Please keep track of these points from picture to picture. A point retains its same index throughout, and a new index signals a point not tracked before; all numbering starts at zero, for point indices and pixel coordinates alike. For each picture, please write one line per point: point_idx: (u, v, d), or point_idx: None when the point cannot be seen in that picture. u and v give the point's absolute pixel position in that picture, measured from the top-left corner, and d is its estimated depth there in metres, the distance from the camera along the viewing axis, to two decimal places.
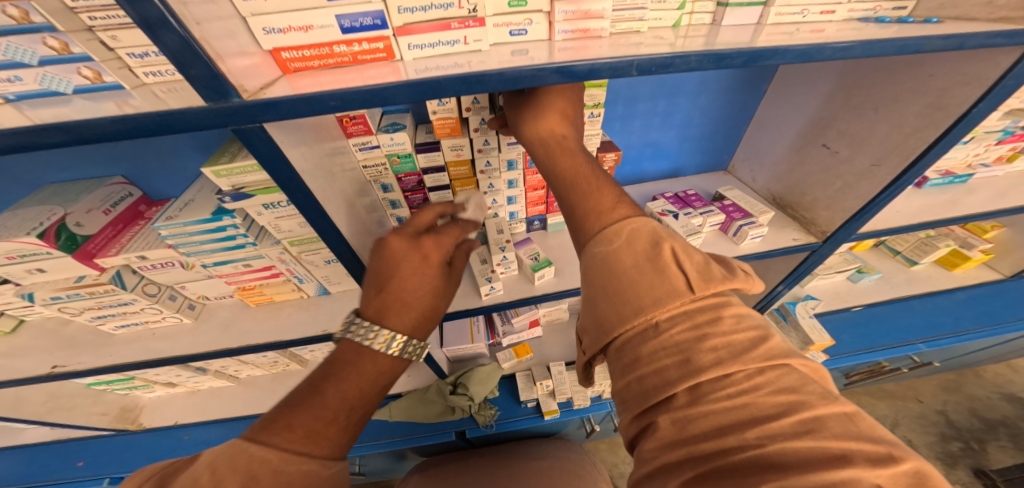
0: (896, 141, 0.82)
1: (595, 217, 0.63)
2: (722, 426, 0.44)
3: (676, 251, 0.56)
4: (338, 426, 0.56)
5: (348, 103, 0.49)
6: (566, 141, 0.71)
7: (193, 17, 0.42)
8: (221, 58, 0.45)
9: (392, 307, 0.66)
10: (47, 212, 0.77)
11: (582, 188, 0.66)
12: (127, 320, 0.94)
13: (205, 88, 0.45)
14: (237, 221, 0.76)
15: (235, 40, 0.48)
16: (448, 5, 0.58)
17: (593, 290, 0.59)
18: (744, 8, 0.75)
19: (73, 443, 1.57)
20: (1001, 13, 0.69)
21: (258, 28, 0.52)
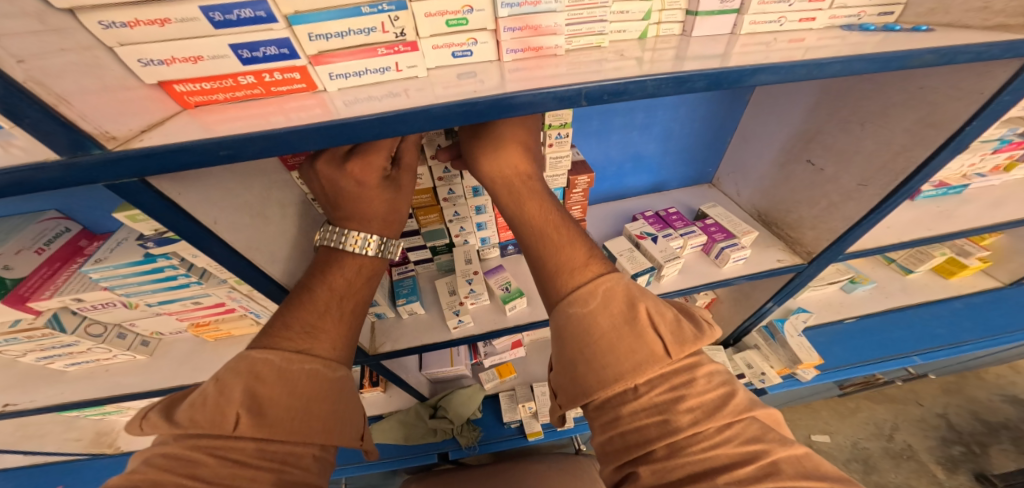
0: (884, 159, 0.76)
1: (567, 270, 0.57)
2: (696, 474, 0.42)
3: (652, 311, 0.51)
4: (336, 321, 0.61)
5: (242, 150, 0.44)
6: (529, 181, 0.67)
7: (11, 53, 0.34)
8: (64, 99, 0.38)
9: (351, 220, 0.66)
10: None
11: (550, 238, 0.61)
12: (76, 359, 0.89)
13: (51, 142, 0.38)
14: (174, 263, 0.71)
15: (98, 74, 0.42)
16: (371, 29, 0.51)
17: (568, 353, 0.52)
18: (714, 17, 0.68)
19: (50, 467, 1.51)
20: (998, 19, 0.63)
21: (132, 59, 0.45)
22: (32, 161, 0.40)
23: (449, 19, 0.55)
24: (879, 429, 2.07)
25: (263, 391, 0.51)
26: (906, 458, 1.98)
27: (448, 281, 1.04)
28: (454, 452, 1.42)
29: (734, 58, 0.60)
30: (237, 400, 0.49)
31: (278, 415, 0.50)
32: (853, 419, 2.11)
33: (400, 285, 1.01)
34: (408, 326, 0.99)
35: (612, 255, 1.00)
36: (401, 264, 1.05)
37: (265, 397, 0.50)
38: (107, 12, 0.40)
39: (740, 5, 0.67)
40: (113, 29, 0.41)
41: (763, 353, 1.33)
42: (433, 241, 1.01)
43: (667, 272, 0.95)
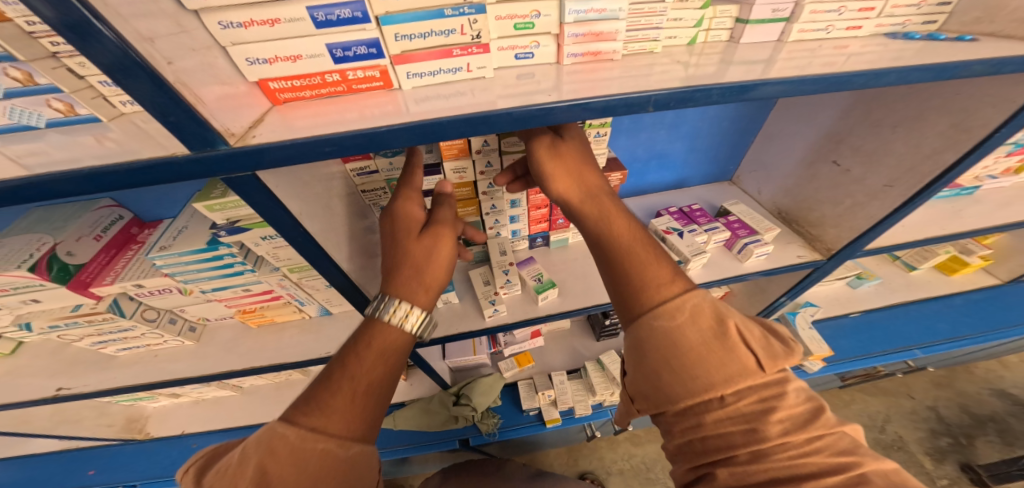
0: (913, 161, 0.82)
1: (649, 284, 0.57)
2: (779, 478, 0.45)
3: (742, 327, 0.52)
4: (346, 401, 0.53)
5: (346, 147, 0.48)
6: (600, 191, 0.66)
7: (163, 55, 0.39)
8: (199, 99, 0.43)
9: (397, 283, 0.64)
10: (35, 241, 0.75)
11: (629, 249, 0.61)
12: (129, 344, 0.91)
13: (186, 138, 0.43)
14: (234, 251, 0.75)
15: (213, 72, 0.46)
16: (451, 31, 0.54)
17: (652, 364, 0.54)
18: (764, 25, 0.73)
19: (83, 452, 1.53)
20: None
21: (241, 58, 0.49)
22: (164, 155, 0.44)
23: (517, 23, 0.58)
24: (871, 420, 2.17)
25: (273, 472, 0.47)
26: (896, 449, 2.08)
27: (481, 273, 1.07)
28: (475, 438, 1.47)
29: (780, 66, 0.65)
30: (246, 476, 0.46)
31: None
32: (848, 411, 2.20)
33: None
34: (444, 315, 1.03)
35: None
36: None
37: (272, 479, 0.46)
38: (228, 13, 0.44)
39: (790, 15, 0.72)
40: (231, 29, 0.46)
41: None
42: (468, 233, 1.05)
43: (693, 266, 1.00)
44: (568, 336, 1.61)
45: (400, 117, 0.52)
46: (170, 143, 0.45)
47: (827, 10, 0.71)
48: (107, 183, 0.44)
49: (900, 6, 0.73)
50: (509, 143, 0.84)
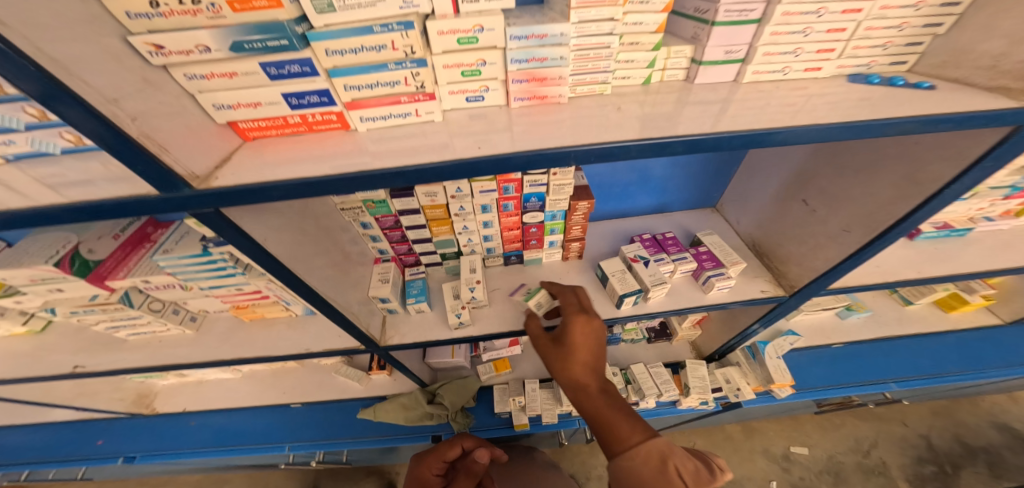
0: (870, 209, 0.81)
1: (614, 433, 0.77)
2: None
3: None
4: None
5: (291, 193, 0.55)
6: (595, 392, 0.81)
7: (128, 114, 0.45)
8: (164, 149, 0.49)
9: None
10: (62, 239, 0.86)
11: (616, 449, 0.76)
12: (138, 329, 1.03)
13: (156, 183, 0.49)
14: (226, 257, 0.84)
15: (181, 118, 0.54)
16: (395, 83, 0.60)
17: None
18: (717, 66, 0.72)
19: (92, 424, 1.68)
20: (1001, 81, 0.64)
21: (209, 104, 0.57)
22: (139, 193, 0.52)
23: (465, 70, 0.63)
24: (857, 445, 2.14)
25: None
26: (876, 474, 2.05)
27: (452, 286, 1.14)
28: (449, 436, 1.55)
29: (734, 111, 0.65)
30: None
31: None
32: (834, 434, 2.19)
33: (411, 285, 1.12)
34: (415, 322, 1.11)
35: (605, 275, 1.11)
36: (414, 265, 1.18)
37: None
38: (191, 67, 0.52)
39: (744, 56, 0.71)
40: (195, 79, 0.53)
41: (742, 370, 1.45)
42: (443, 248, 1.13)
43: (654, 294, 1.07)
44: None
45: (361, 155, 0.60)
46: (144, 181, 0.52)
47: (782, 51, 0.69)
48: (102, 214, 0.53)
49: (864, 47, 0.69)
50: (478, 187, 0.94)
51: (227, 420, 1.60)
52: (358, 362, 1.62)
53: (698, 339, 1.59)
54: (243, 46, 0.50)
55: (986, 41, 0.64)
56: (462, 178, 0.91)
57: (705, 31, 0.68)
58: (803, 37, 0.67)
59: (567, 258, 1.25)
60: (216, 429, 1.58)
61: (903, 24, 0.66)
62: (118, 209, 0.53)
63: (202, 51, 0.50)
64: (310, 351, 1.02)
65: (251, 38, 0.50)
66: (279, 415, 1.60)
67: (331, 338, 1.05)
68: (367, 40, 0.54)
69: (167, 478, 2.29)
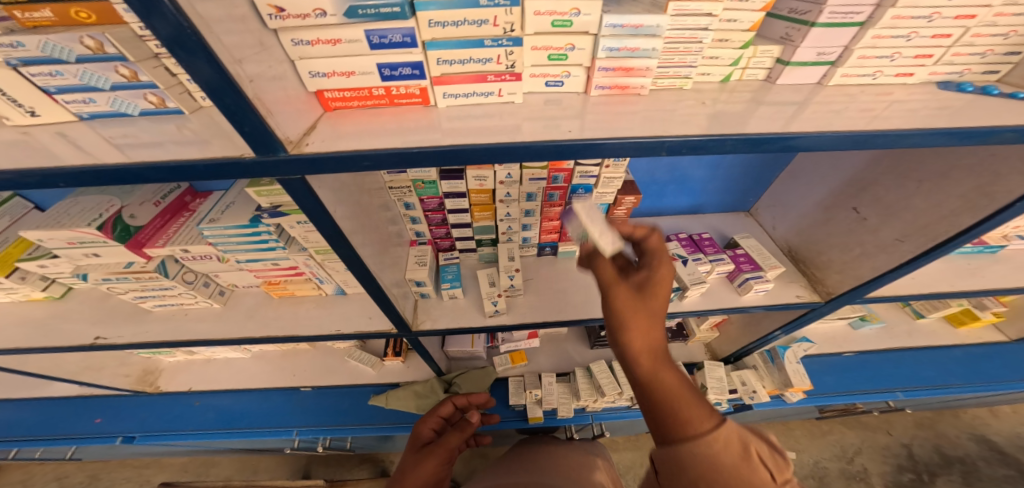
0: (928, 220, 0.81)
1: (681, 416, 0.52)
2: None
3: (764, 452, 0.50)
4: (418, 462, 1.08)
5: (380, 164, 0.52)
6: (643, 316, 0.59)
7: (247, 74, 0.42)
8: (270, 111, 0.46)
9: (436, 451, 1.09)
10: (105, 203, 0.80)
11: (667, 387, 0.54)
12: (165, 300, 0.98)
13: (255, 143, 0.45)
14: (271, 230, 0.80)
15: (281, 83, 0.50)
16: (487, 60, 0.56)
17: (692, 486, 0.49)
18: (805, 68, 0.68)
19: (93, 399, 1.64)
20: None
21: (305, 71, 0.53)
22: (234, 156, 0.48)
23: (552, 54, 0.61)
24: (842, 451, 2.28)
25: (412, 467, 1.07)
26: (859, 480, 2.18)
27: (488, 273, 1.14)
28: None
29: (817, 110, 0.65)
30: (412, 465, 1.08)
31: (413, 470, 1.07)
32: (822, 440, 2.33)
33: (446, 270, 1.13)
34: (448, 308, 1.11)
35: None
36: (448, 249, 1.17)
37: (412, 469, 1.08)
38: (300, 32, 0.48)
39: (834, 59, 0.67)
40: (300, 45, 0.49)
41: (758, 373, 1.48)
42: (481, 235, 1.13)
43: (690, 293, 1.09)
44: (562, 341, 1.73)
45: (452, 135, 0.57)
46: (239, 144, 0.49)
47: (878, 55, 0.65)
48: (186, 175, 0.49)
49: (962, 54, 0.65)
50: (529, 174, 0.93)
51: (230, 402, 1.57)
52: (370, 348, 1.64)
53: (712, 342, 1.64)
54: (357, 12, 0.47)
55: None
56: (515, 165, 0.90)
57: (802, 31, 0.63)
58: (905, 42, 0.63)
59: None
60: (219, 410, 1.57)
61: (1011, 31, 0.62)
62: (197, 172, 0.49)
63: (319, 15, 0.47)
64: (342, 332, 1.01)
65: (366, 2, 0.46)
66: (286, 398, 1.58)
67: (364, 320, 1.04)
68: (471, 12, 0.51)
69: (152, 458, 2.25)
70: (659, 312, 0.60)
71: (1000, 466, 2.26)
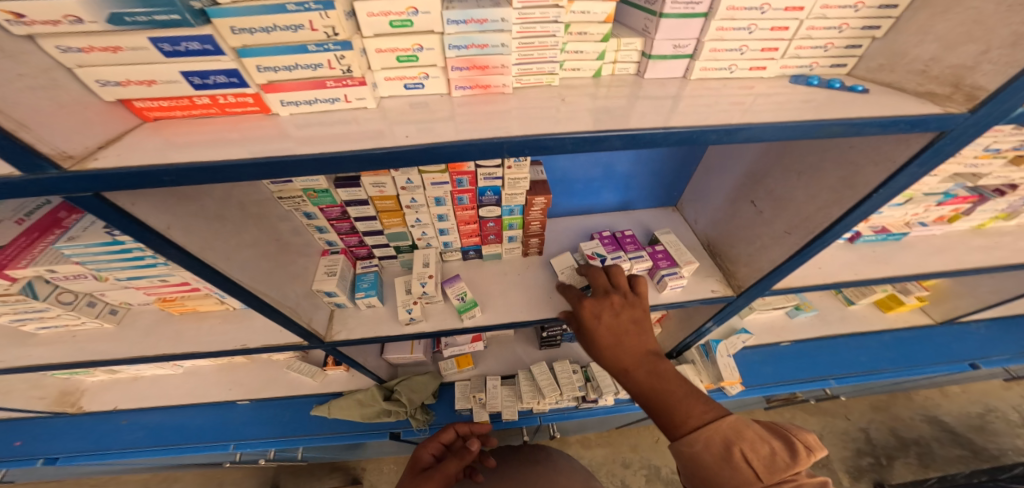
0: (809, 212, 0.83)
1: (673, 418, 0.70)
2: None
3: (747, 450, 0.63)
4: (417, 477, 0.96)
5: (189, 178, 0.49)
6: (633, 370, 0.77)
7: None
8: (25, 125, 0.42)
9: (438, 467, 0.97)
10: None
11: (652, 403, 0.73)
12: (47, 322, 0.95)
13: (10, 161, 0.42)
14: (141, 246, 0.78)
15: (54, 94, 0.46)
16: (317, 65, 0.55)
17: (689, 474, 0.67)
18: (667, 61, 0.70)
19: (13, 423, 1.54)
20: (930, 86, 0.62)
21: (91, 80, 0.49)
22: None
23: (400, 55, 0.60)
24: None
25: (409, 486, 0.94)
26: (820, 466, 2.24)
27: (405, 280, 1.11)
28: (406, 432, 1.55)
29: (681, 103, 0.66)
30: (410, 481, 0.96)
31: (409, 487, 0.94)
32: None
33: (362, 279, 1.10)
34: (365, 318, 1.09)
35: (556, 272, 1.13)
36: (366, 258, 1.14)
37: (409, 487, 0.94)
38: (65, 39, 0.44)
39: (692, 51, 0.68)
40: (71, 52, 0.46)
41: (696, 368, 1.49)
42: (396, 241, 1.10)
43: None
44: (509, 342, 1.71)
45: (286, 141, 0.55)
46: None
47: (727, 48, 0.67)
48: None
49: (805, 47, 0.67)
50: (429, 178, 0.90)
51: (163, 419, 1.51)
52: (312, 358, 1.57)
53: (656, 337, 1.62)
54: (124, 19, 0.44)
55: (918, 45, 0.63)
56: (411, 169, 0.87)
57: (654, 22, 0.65)
58: (749, 34, 0.65)
59: (527, 254, 1.24)
60: (150, 428, 1.49)
61: (844, 24, 0.64)
62: None
63: (73, 21, 0.43)
64: (247, 348, 0.97)
65: (133, 9, 0.43)
66: (223, 413, 1.52)
67: (271, 334, 1.00)
68: (278, 18, 0.49)
69: (104, 478, 2.15)
70: (655, 359, 0.77)
71: (953, 447, 2.34)
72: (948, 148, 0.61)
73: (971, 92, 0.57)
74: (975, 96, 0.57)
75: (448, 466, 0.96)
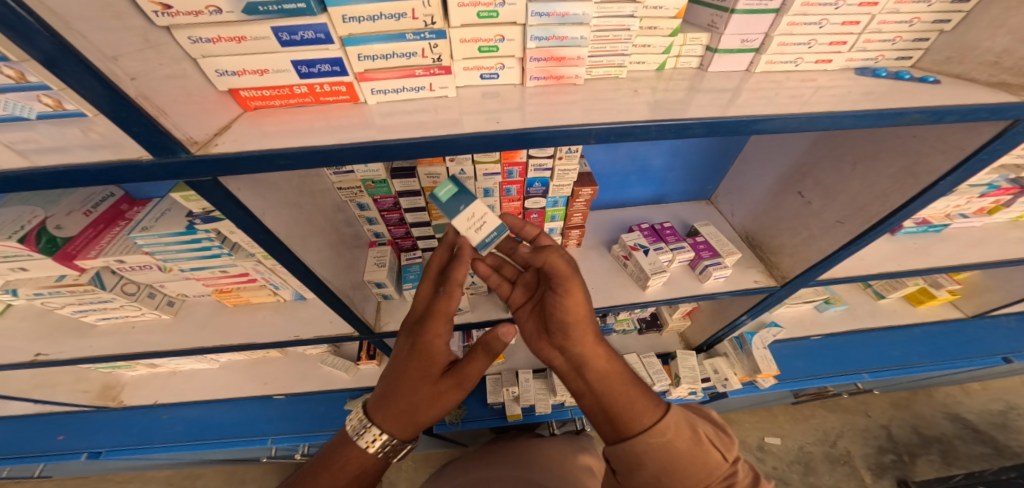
0: (865, 201, 0.83)
1: (631, 412, 0.66)
2: None
3: (709, 434, 0.66)
4: (405, 370, 0.78)
5: (298, 161, 0.51)
6: (589, 355, 0.73)
7: (127, 72, 0.41)
8: (162, 111, 0.45)
9: (424, 348, 0.76)
10: (26, 213, 0.76)
11: (610, 390, 0.69)
12: (108, 313, 0.96)
13: (148, 145, 0.44)
14: (212, 236, 0.79)
15: (183, 84, 0.49)
16: (412, 54, 0.57)
17: (653, 472, 0.64)
18: (732, 55, 0.70)
19: (56, 416, 1.57)
20: (1002, 77, 0.64)
21: (211, 70, 0.51)
22: (130, 158, 0.47)
23: (482, 45, 0.61)
24: (824, 435, 2.34)
25: (394, 381, 0.78)
26: (842, 463, 2.24)
27: None
28: (440, 426, 1.58)
29: (747, 95, 0.67)
30: (396, 375, 0.79)
31: (397, 383, 0.78)
32: (805, 424, 2.40)
33: (408, 271, 1.11)
34: None
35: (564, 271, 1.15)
36: (410, 250, 1.15)
37: (397, 384, 0.78)
38: (197, 30, 0.47)
39: (759, 45, 0.69)
40: (200, 44, 0.48)
41: (730, 361, 1.50)
42: (441, 233, 1.11)
43: (652, 283, 1.09)
44: None
45: (369, 130, 0.56)
46: (133, 145, 0.47)
47: (796, 42, 0.68)
48: (82, 180, 0.47)
49: (874, 40, 0.68)
50: (482, 168, 0.91)
51: (202, 413, 1.52)
52: (344, 352, 1.59)
53: (686, 329, 1.63)
54: (257, 9, 0.46)
55: (990, 38, 0.64)
56: (467, 160, 0.89)
57: (724, 18, 0.66)
58: (818, 29, 0.66)
59: (566, 247, 1.25)
60: (189, 422, 1.51)
61: (914, 19, 0.65)
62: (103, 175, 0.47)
63: (213, 12, 0.46)
64: (301, 338, 0.98)
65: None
66: (259, 407, 1.54)
67: (323, 324, 1.01)
68: (385, 6, 0.50)
69: (132, 475, 2.16)
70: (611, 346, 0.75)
71: (976, 444, 2.34)
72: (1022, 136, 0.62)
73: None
74: None
75: (472, 368, 0.76)
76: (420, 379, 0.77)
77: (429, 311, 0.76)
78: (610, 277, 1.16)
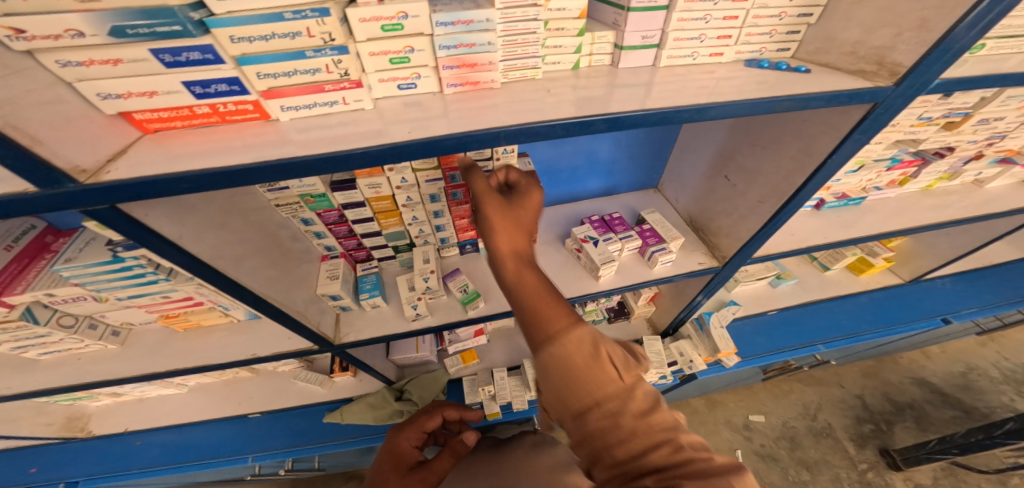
0: (776, 181, 0.89)
1: (542, 323, 0.59)
2: (633, 452, 0.54)
3: (612, 351, 0.57)
4: (382, 466, 0.96)
5: (201, 184, 0.52)
6: (513, 249, 0.64)
7: None
8: (39, 141, 0.45)
9: (400, 448, 0.99)
10: None
11: (520, 294, 0.62)
12: (50, 348, 0.95)
13: (30, 177, 0.44)
14: (142, 263, 0.79)
15: (61, 108, 0.49)
16: (316, 70, 0.58)
17: (555, 387, 0.58)
18: (637, 51, 0.74)
19: (23, 451, 1.52)
20: (860, 65, 0.69)
21: (91, 93, 0.51)
22: (16, 191, 0.46)
23: (392, 57, 0.63)
24: (805, 409, 2.46)
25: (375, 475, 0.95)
26: (825, 436, 2.35)
27: (407, 278, 1.15)
28: None
29: (659, 89, 0.70)
30: (379, 471, 0.95)
31: (377, 475, 0.94)
32: (786, 400, 2.51)
33: (364, 281, 1.11)
34: (371, 318, 1.11)
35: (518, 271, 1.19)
36: (365, 260, 1.17)
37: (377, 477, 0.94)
38: (63, 53, 0.46)
39: (659, 41, 0.73)
40: (70, 67, 0.48)
41: (693, 342, 1.57)
42: (394, 241, 1.13)
43: (604, 273, 1.13)
44: (511, 334, 1.76)
45: (288, 146, 0.57)
46: (17, 178, 0.47)
47: (689, 37, 0.72)
48: None
49: (754, 33, 0.73)
50: (424, 176, 0.94)
51: (177, 437, 1.49)
52: (318, 367, 1.58)
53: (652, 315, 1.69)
54: (126, 32, 0.46)
55: (845, 31, 0.70)
56: (406, 168, 0.90)
57: (623, 16, 0.69)
58: (705, 24, 0.70)
59: None
60: (167, 445, 1.48)
61: (783, 13, 0.71)
62: None
63: (75, 35, 0.45)
64: (257, 356, 0.98)
65: (135, 21, 0.46)
66: (235, 426, 1.53)
67: (280, 341, 1.01)
68: (277, 26, 0.52)
69: None
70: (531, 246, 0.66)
71: (946, 408, 2.47)
72: (883, 117, 0.69)
73: (893, 68, 0.65)
74: (896, 72, 0.64)
75: (439, 465, 0.95)
76: (392, 467, 0.95)
77: (410, 422, 1.07)
78: (563, 271, 1.20)
